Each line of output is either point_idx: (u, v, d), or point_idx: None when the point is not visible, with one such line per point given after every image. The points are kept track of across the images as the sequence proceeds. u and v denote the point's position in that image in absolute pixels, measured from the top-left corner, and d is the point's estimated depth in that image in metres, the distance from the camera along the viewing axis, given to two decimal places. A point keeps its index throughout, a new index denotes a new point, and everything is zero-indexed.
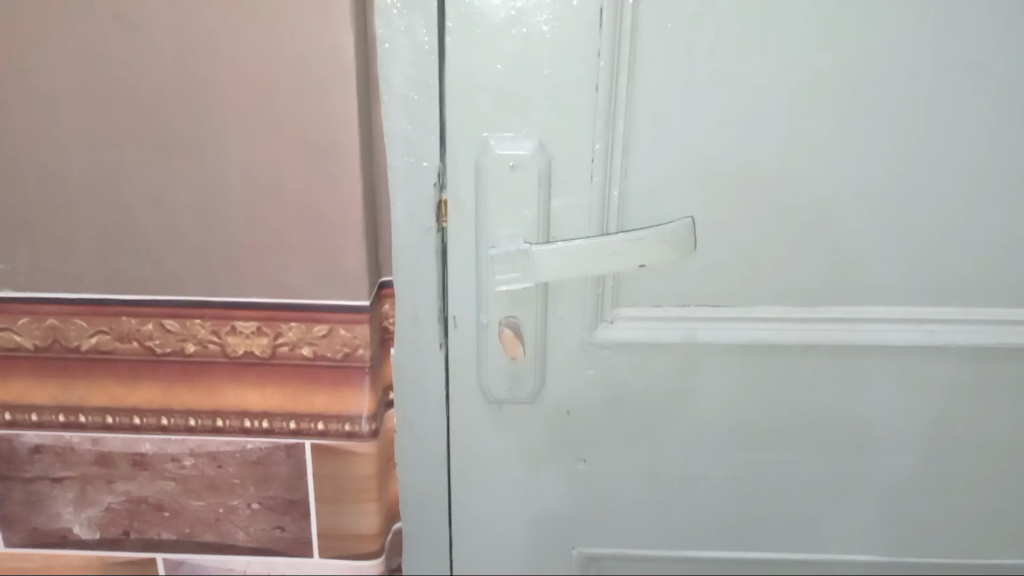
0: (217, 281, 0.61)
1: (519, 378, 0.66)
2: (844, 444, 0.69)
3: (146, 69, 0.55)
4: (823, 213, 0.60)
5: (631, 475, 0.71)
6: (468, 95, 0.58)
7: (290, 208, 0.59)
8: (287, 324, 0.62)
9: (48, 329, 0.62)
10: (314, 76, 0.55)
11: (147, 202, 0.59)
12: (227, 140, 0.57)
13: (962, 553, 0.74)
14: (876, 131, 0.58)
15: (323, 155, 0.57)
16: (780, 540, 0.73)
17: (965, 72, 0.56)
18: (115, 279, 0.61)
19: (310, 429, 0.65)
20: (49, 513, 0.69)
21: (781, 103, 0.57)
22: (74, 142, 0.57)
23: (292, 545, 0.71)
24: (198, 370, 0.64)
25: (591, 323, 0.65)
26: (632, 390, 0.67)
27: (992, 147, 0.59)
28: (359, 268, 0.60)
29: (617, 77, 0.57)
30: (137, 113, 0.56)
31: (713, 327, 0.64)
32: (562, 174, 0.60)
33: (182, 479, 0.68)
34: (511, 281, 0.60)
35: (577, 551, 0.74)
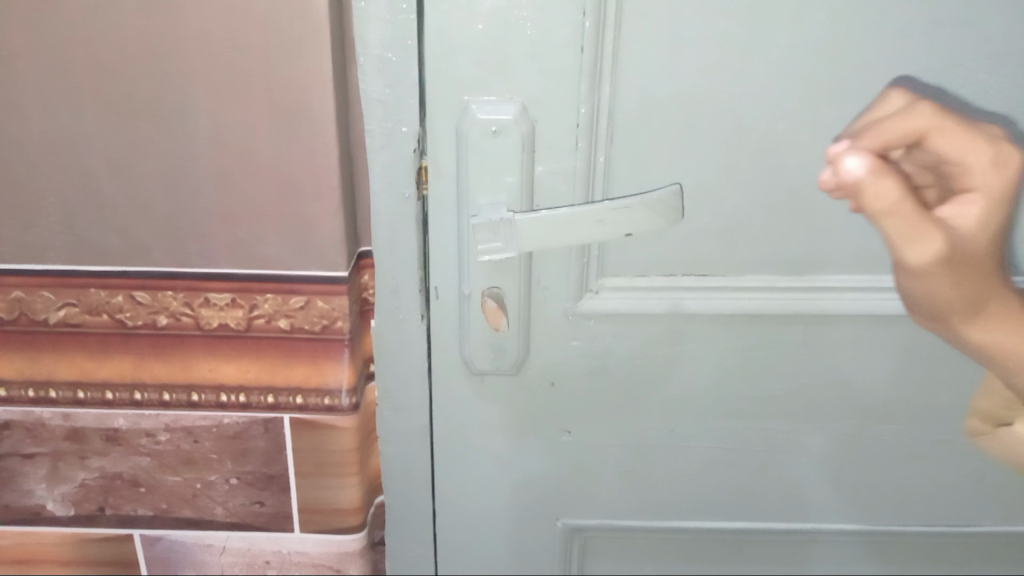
0: (188, 251, 0.59)
1: (502, 349, 0.64)
2: (829, 413, 0.68)
3: (109, 28, 0.52)
4: (812, 178, 0.59)
5: (616, 446, 0.70)
6: (448, 56, 0.55)
7: (261, 173, 0.56)
8: (262, 296, 0.60)
9: (14, 301, 0.60)
10: (285, 35, 0.52)
11: (112, 167, 0.56)
12: (194, 102, 0.54)
13: (948, 521, 0.73)
14: (868, 91, 0.56)
15: (294, 118, 0.55)
16: (764, 510, 0.73)
17: (960, 31, 0.54)
18: (81, 249, 0.59)
19: (288, 403, 0.64)
20: (21, 490, 0.68)
21: (772, 65, 0.55)
22: (34, 106, 0.54)
23: (272, 520, 0.70)
24: (172, 343, 0.62)
25: (576, 293, 0.63)
26: (616, 360, 0.66)
27: (987, 109, 0.57)
28: (335, 238, 0.58)
29: (603, 38, 0.54)
30: (99, 75, 0.53)
31: (701, 297, 0.63)
32: (546, 139, 0.58)
33: (158, 454, 0.67)
34: (493, 251, 0.58)
35: (561, 522, 0.74)
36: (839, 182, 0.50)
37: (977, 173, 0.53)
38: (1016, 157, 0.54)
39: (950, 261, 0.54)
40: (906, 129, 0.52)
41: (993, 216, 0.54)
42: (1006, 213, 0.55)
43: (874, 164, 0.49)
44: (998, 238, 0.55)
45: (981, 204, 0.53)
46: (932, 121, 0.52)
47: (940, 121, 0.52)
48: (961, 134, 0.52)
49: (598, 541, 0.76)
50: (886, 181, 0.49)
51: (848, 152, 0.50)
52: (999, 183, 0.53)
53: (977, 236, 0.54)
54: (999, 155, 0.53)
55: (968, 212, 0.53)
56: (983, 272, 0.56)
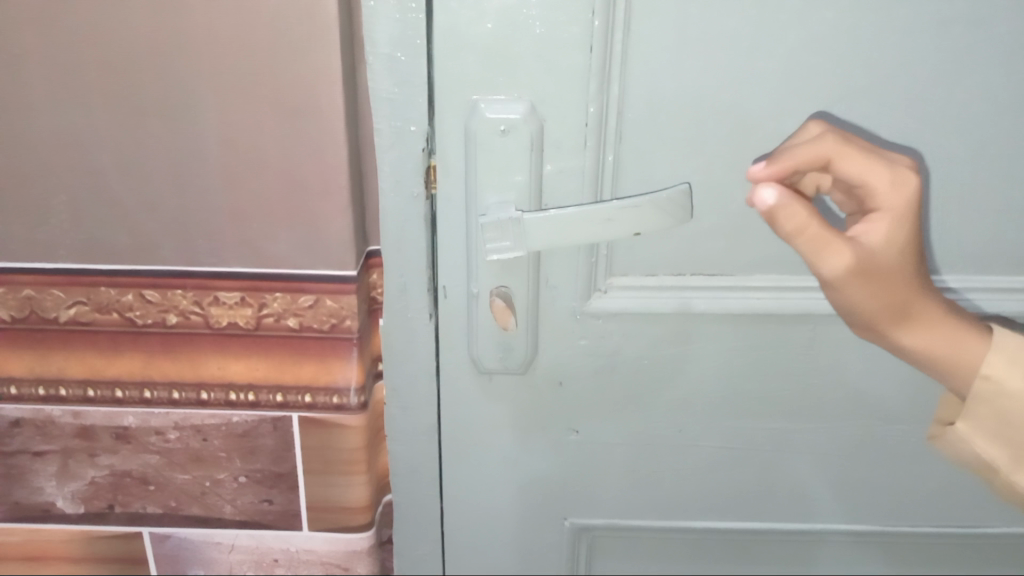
0: (197, 249, 0.59)
1: (510, 348, 0.64)
2: (838, 413, 0.68)
3: (119, 27, 0.52)
4: None
5: (623, 445, 0.70)
6: (457, 55, 0.55)
7: (270, 171, 0.56)
8: (271, 295, 0.60)
9: (24, 299, 0.60)
10: (295, 34, 0.52)
11: (121, 166, 0.56)
12: (203, 101, 0.54)
13: (956, 522, 0.73)
14: (878, 90, 0.56)
15: (303, 117, 0.55)
16: (772, 510, 0.73)
17: (971, 30, 0.54)
18: (91, 247, 0.59)
19: (296, 401, 0.64)
20: (31, 487, 0.68)
21: (782, 64, 0.55)
22: (44, 105, 0.55)
23: (280, 518, 0.70)
24: (181, 342, 0.62)
25: (584, 293, 0.63)
26: (624, 359, 0.66)
27: (998, 108, 0.57)
28: (344, 237, 0.58)
29: (612, 36, 0.54)
30: (109, 74, 0.54)
31: (709, 296, 0.63)
32: (554, 138, 0.58)
33: (167, 452, 0.67)
34: (502, 250, 0.58)
35: (568, 521, 0.74)
36: (764, 215, 0.48)
37: (879, 194, 0.49)
38: (916, 179, 0.49)
39: (860, 276, 0.49)
40: (813, 154, 0.50)
41: (899, 233, 0.49)
42: (917, 234, 0.50)
43: (791, 193, 0.47)
44: (912, 255, 0.50)
45: (888, 222, 0.49)
46: (834, 146, 0.50)
47: (844, 147, 0.50)
48: (869, 159, 0.49)
49: (606, 541, 0.76)
50: (799, 208, 0.47)
51: (766, 184, 0.48)
52: (905, 201, 0.49)
53: (884, 256, 0.49)
54: (906, 177, 0.49)
55: (873, 228, 0.49)
56: (899, 289, 0.50)
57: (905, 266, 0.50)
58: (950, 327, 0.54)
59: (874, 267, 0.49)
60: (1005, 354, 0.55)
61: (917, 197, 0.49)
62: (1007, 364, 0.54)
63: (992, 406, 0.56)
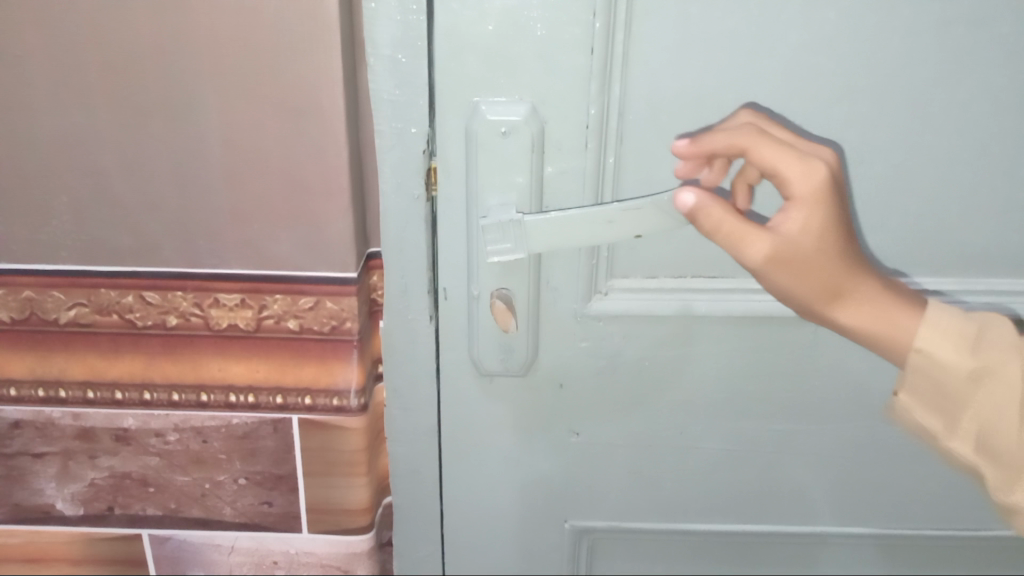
0: (198, 251, 0.59)
1: (510, 350, 0.64)
2: (840, 415, 0.68)
3: (120, 29, 0.52)
4: None
5: (624, 447, 0.70)
6: (458, 57, 0.55)
7: (271, 173, 0.56)
8: (271, 296, 0.60)
9: (25, 301, 0.60)
10: (296, 35, 0.52)
11: (122, 167, 0.56)
12: (203, 102, 0.54)
13: (959, 525, 0.73)
14: (880, 92, 0.56)
15: (304, 119, 0.55)
16: (773, 512, 0.73)
17: (974, 31, 0.54)
18: (92, 248, 0.59)
19: (296, 403, 0.64)
20: (31, 489, 0.68)
21: (784, 65, 0.55)
22: (45, 107, 0.55)
23: (280, 519, 0.70)
24: (181, 343, 0.62)
25: (585, 294, 0.63)
26: (625, 361, 0.66)
27: (1001, 110, 0.56)
28: (344, 239, 0.58)
29: (613, 37, 0.54)
30: (109, 75, 0.53)
31: (711, 298, 0.63)
32: (555, 140, 0.58)
33: (167, 454, 0.67)
34: (503, 252, 0.58)
35: (569, 523, 0.74)
36: (687, 215, 0.49)
37: (789, 178, 0.48)
38: (827, 169, 0.48)
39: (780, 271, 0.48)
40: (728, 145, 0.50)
41: (819, 215, 0.47)
42: (836, 222, 0.48)
43: (709, 193, 0.48)
44: (839, 235, 0.48)
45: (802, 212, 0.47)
46: (742, 137, 0.50)
47: (755, 137, 0.49)
48: (781, 147, 0.49)
49: (607, 543, 0.76)
50: (716, 209, 0.48)
51: (685, 188, 0.49)
52: (818, 182, 0.47)
53: (801, 245, 0.47)
54: (815, 159, 0.48)
55: (793, 212, 0.47)
56: (835, 274, 0.48)
57: (836, 249, 0.48)
58: (905, 311, 0.51)
59: (799, 253, 0.47)
60: (938, 327, 0.51)
61: (830, 177, 0.48)
62: (932, 335, 0.51)
63: (927, 377, 0.52)
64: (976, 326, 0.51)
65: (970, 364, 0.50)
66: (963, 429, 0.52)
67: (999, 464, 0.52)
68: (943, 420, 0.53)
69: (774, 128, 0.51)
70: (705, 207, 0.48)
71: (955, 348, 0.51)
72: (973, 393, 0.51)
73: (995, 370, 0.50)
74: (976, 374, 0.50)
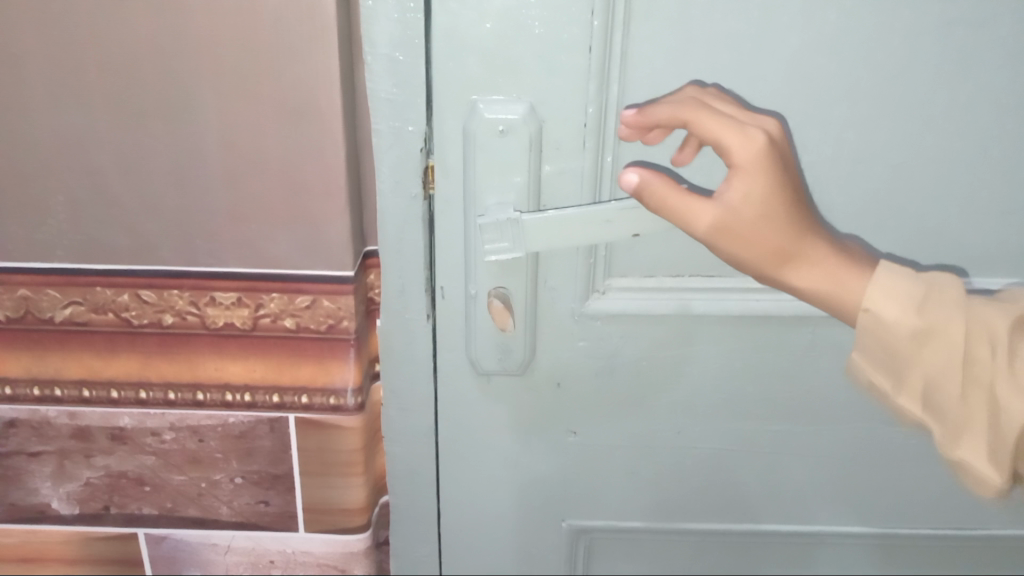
0: (195, 250, 0.59)
1: (508, 349, 0.64)
2: (838, 415, 0.68)
3: (116, 27, 0.52)
4: (821, 178, 0.59)
5: (622, 446, 0.70)
6: (456, 56, 0.55)
7: (268, 171, 0.56)
8: (268, 295, 0.60)
9: (20, 300, 0.60)
10: (293, 33, 0.52)
11: (119, 166, 0.56)
12: (200, 101, 0.54)
13: (957, 525, 0.73)
14: (879, 92, 0.56)
15: (301, 117, 0.54)
16: (771, 512, 0.73)
17: (973, 32, 0.54)
18: (88, 247, 0.59)
19: (293, 402, 0.63)
20: (27, 488, 0.68)
21: (782, 65, 0.55)
22: (41, 105, 0.54)
23: (277, 519, 0.70)
24: (177, 342, 0.62)
25: (583, 294, 0.63)
26: (624, 361, 0.66)
27: (1000, 110, 0.56)
28: (341, 238, 0.58)
29: (612, 37, 0.54)
30: (106, 73, 0.53)
31: (709, 298, 0.63)
32: (553, 139, 0.57)
33: (163, 453, 0.66)
34: (500, 251, 0.58)
35: (567, 523, 0.74)
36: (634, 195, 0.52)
37: (728, 147, 0.49)
38: (765, 135, 0.49)
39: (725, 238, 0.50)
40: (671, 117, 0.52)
41: (756, 185, 0.49)
42: (777, 186, 0.49)
43: (652, 172, 0.51)
44: (781, 201, 0.49)
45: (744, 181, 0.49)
46: (688, 109, 0.51)
47: (696, 109, 0.51)
48: (719, 117, 0.50)
49: (604, 543, 0.76)
50: (657, 185, 0.51)
51: (628, 168, 0.52)
52: (755, 150, 0.49)
53: (743, 212, 0.49)
54: (753, 128, 0.49)
55: (733, 183, 0.49)
56: (778, 242, 0.50)
57: (778, 216, 0.49)
58: (855, 272, 0.52)
59: (740, 222, 0.49)
60: (887, 286, 0.52)
61: (768, 144, 0.49)
62: (884, 296, 0.51)
63: (874, 338, 0.52)
64: (922, 287, 0.52)
65: (914, 323, 0.51)
66: (910, 385, 0.53)
67: (942, 420, 0.53)
68: (891, 378, 0.54)
69: (716, 97, 0.52)
70: (652, 184, 0.51)
71: (898, 308, 0.51)
72: (918, 353, 0.51)
73: (938, 330, 0.51)
74: (918, 333, 0.51)
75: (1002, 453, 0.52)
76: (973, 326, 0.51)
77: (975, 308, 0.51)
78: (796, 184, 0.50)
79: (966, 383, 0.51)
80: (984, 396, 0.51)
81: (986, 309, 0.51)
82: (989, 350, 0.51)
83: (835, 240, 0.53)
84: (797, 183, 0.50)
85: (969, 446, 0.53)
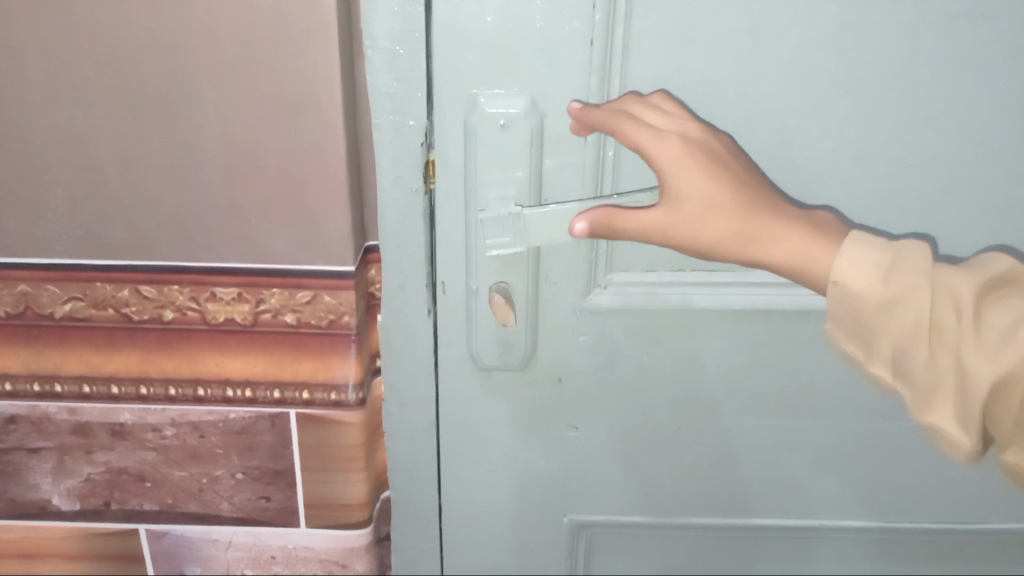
0: (194, 245, 0.58)
1: (509, 344, 0.64)
2: (838, 409, 0.68)
3: (114, 20, 0.51)
4: (822, 172, 0.59)
5: (622, 441, 0.70)
6: (456, 49, 0.54)
7: (267, 166, 0.56)
8: (269, 291, 0.60)
9: (20, 295, 0.60)
10: (292, 27, 0.51)
11: (118, 161, 0.56)
12: (199, 95, 0.54)
13: (957, 519, 0.73)
14: (880, 86, 0.55)
15: (301, 111, 0.54)
16: (771, 506, 0.73)
17: (975, 25, 0.54)
18: (87, 243, 0.58)
19: (294, 398, 0.63)
20: (27, 484, 0.68)
21: (784, 59, 0.55)
22: (39, 99, 0.54)
23: (278, 515, 0.70)
24: (177, 338, 0.62)
25: (584, 289, 0.63)
26: (624, 356, 0.66)
27: (1002, 103, 0.56)
28: (341, 233, 0.58)
29: (613, 30, 0.54)
30: (104, 67, 0.53)
31: (710, 293, 0.63)
32: (554, 133, 0.57)
33: (164, 449, 0.66)
34: (502, 246, 0.58)
35: (568, 518, 0.74)
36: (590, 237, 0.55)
37: (651, 152, 0.52)
38: (676, 138, 0.51)
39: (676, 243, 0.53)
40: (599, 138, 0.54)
41: (685, 182, 0.51)
42: (704, 181, 0.51)
43: (597, 211, 0.54)
44: (714, 194, 0.51)
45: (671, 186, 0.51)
46: (612, 119, 0.53)
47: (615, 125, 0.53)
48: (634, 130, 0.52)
49: (605, 538, 0.76)
50: (602, 219, 0.53)
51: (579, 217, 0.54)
52: (673, 151, 0.51)
53: (681, 214, 0.51)
54: (670, 132, 0.51)
55: (670, 182, 0.51)
56: (728, 232, 0.51)
57: (718, 206, 0.51)
58: (823, 244, 0.52)
59: (683, 221, 0.51)
60: (852, 260, 0.51)
61: (683, 143, 0.51)
62: (850, 268, 0.51)
63: (846, 310, 0.53)
64: (890, 254, 0.51)
65: (880, 294, 0.51)
66: (879, 350, 0.53)
67: (910, 380, 0.53)
68: (863, 347, 0.54)
69: (631, 105, 0.53)
70: (602, 218, 0.53)
71: (865, 279, 0.51)
72: (887, 323, 0.52)
73: (904, 299, 0.50)
74: (886, 303, 0.51)
75: (969, 413, 0.52)
76: (939, 292, 0.50)
77: (942, 274, 0.51)
78: (733, 173, 0.51)
79: (932, 346, 0.51)
80: (950, 358, 0.51)
81: (953, 274, 0.51)
82: (955, 315, 0.50)
83: (806, 217, 0.52)
84: (739, 173, 0.51)
85: (936, 403, 0.53)
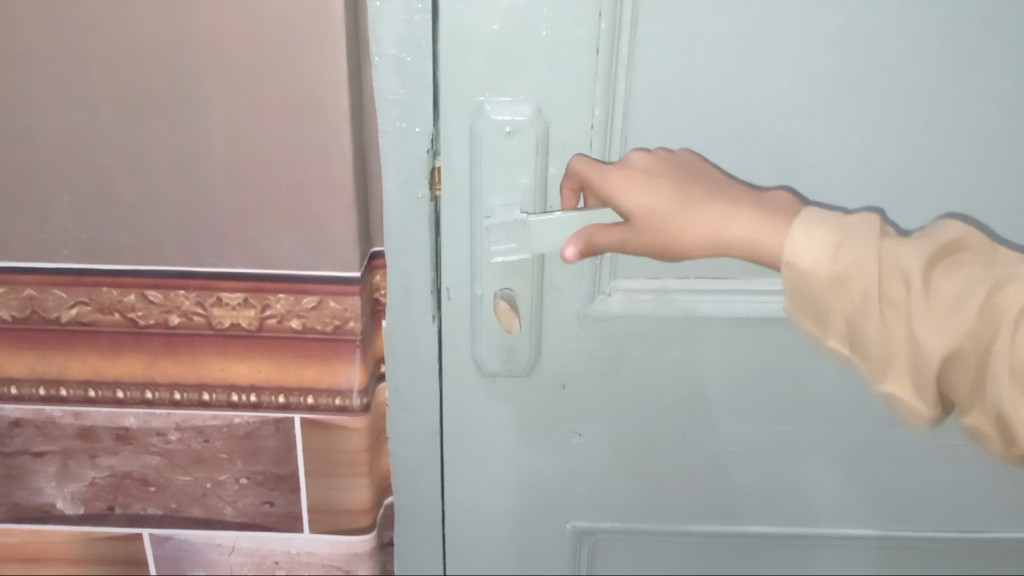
0: (200, 249, 0.59)
1: (513, 350, 0.64)
2: (842, 416, 0.68)
3: (122, 25, 0.52)
4: (826, 179, 0.59)
5: (625, 448, 0.70)
6: (462, 56, 0.55)
7: (273, 170, 0.56)
8: (274, 296, 0.60)
9: (26, 300, 0.60)
10: (299, 33, 0.52)
11: (124, 165, 0.56)
12: (205, 99, 0.54)
13: (959, 528, 0.73)
14: (884, 93, 0.56)
15: (307, 116, 0.54)
16: (774, 513, 0.73)
17: (978, 33, 0.54)
18: (93, 247, 0.59)
19: (299, 403, 0.64)
20: (31, 488, 0.68)
21: (788, 66, 0.55)
22: (47, 104, 0.54)
23: (281, 520, 0.70)
24: (182, 343, 0.62)
25: (589, 295, 0.63)
26: (628, 362, 0.66)
27: (1005, 111, 0.56)
28: (347, 238, 0.58)
29: (619, 37, 0.54)
30: (112, 72, 0.53)
31: (714, 300, 0.63)
32: (559, 140, 0.57)
33: (168, 453, 0.66)
34: (507, 252, 0.58)
35: (570, 525, 0.74)
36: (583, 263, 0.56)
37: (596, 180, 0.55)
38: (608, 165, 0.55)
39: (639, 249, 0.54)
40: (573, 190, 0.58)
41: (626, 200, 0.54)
42: (637, 188, 0.53)
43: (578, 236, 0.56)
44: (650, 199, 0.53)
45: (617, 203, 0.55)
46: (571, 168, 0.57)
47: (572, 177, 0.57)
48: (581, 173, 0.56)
49: (607, 544, 0.76)
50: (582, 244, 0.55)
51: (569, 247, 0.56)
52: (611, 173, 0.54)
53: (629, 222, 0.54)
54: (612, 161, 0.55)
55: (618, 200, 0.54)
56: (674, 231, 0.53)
57: (661, 211, 0.53)
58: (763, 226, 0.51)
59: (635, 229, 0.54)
60: (800, 241, 0.50)
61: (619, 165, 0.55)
62: (794, 249, 0.50)
63: (799, 291, 0.51)
64: (839, 231, 0.49)
65: (829, 269, 0.49)
66: (833, 326, 0.51)
67: (866, 357, 0.50)
68: (819, 325, 0.52)
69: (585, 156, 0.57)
70: (588, 241, 0.55)
71: (812, 257, 0.49)
72: (837, 300, 0.49)
73: (852, 273, 0.48)
74: (835, 280, 0.49)
75: (924, 387, 0.49)
76: (887, 264, 0.48)
77: (891, 246, 0.48)
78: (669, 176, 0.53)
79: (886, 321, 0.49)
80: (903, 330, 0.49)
81: (901, 246, 0.48)
82: (903, 288, 0.48)
83: (758, 201, 0.52)
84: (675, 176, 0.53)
85: (894, 380, 0.50)
